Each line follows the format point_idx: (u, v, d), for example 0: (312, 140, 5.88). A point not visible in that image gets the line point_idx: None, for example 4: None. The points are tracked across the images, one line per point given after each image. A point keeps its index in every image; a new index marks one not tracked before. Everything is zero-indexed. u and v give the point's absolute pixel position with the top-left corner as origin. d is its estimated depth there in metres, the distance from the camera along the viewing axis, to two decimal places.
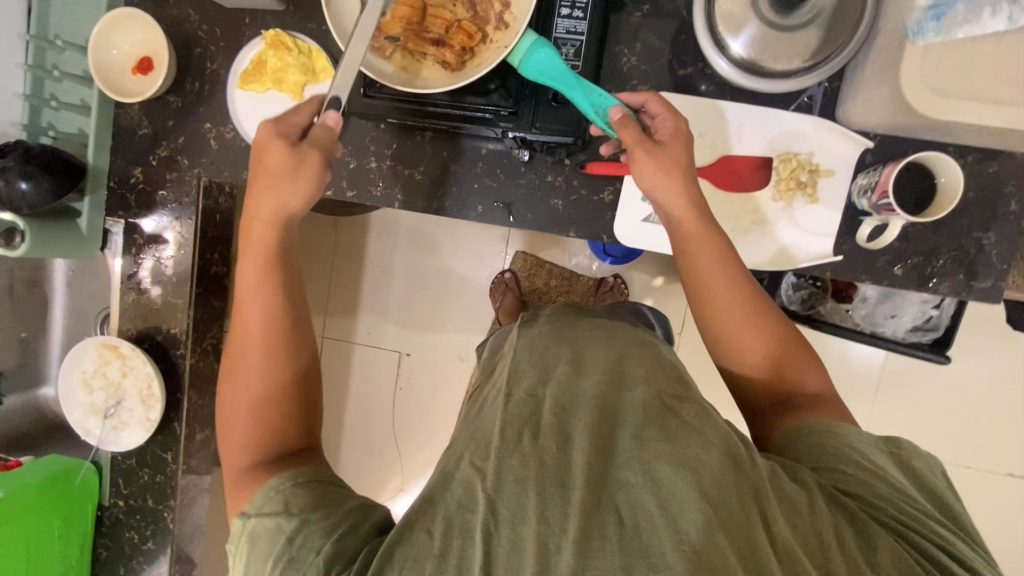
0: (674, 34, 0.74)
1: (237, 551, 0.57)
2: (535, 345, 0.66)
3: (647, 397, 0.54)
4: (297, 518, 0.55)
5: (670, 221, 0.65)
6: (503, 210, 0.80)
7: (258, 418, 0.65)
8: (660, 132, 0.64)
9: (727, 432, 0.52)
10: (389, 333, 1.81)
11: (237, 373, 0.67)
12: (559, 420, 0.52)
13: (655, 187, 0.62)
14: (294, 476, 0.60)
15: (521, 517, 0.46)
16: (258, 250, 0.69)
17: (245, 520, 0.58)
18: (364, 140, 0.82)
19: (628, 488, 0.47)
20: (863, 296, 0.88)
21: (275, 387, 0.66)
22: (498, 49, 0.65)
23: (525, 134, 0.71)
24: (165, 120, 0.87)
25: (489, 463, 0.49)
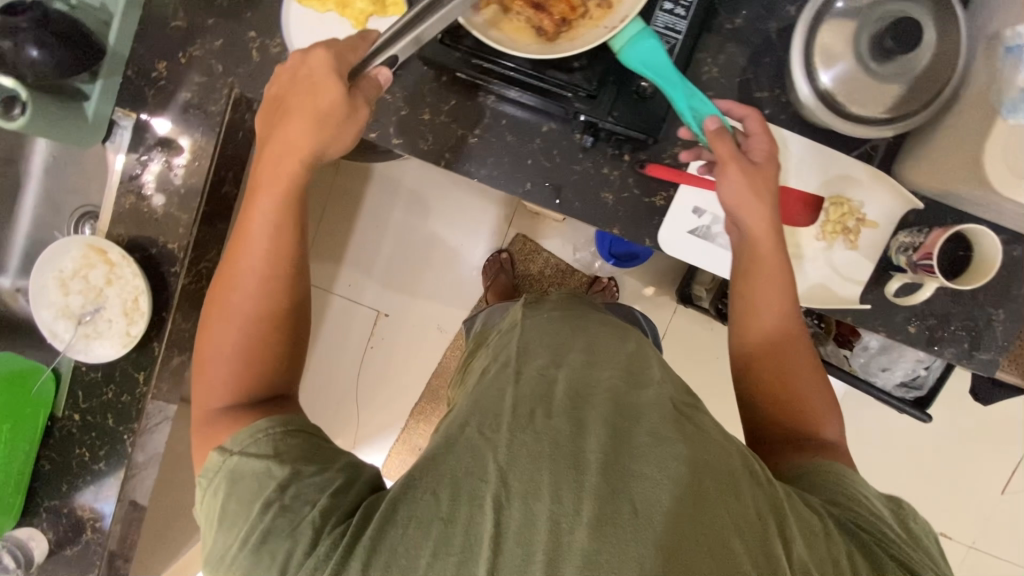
0: (759, 55, 0.74)
1: (217, 487, 0.57)
2: (547, 331, 0.71)
3: (661, 399, 0.57)
4: (288, 467, 0.56)
5: (744, 241, 0.67)
6: (551, 192, 0.78)
7: (244, 361, 0.65)
8: (754, 152, 0.65)
9: (739, 444, 0.56)
10: (370, 288, 1.76)
11: (225, 310, 0.66)
12: (571, 407, 0.55)
13: (740, 202, 0.64)
14: (282, 422, 0.61)
15: (533, 493, 0.48)
16: (276, 185, 0.66)
17: (232, 457, 0.58)
18: (422, 89, 0.78)
19: (642, 479, 0.48)
20: (864, 344, 0.91)
21: (260, 334, 0.65)
22: (596, 28, 0.63)
23: (599, 121, 0.69)
24: (205, 17, 0.80)
25: (501, 439, 0.52)
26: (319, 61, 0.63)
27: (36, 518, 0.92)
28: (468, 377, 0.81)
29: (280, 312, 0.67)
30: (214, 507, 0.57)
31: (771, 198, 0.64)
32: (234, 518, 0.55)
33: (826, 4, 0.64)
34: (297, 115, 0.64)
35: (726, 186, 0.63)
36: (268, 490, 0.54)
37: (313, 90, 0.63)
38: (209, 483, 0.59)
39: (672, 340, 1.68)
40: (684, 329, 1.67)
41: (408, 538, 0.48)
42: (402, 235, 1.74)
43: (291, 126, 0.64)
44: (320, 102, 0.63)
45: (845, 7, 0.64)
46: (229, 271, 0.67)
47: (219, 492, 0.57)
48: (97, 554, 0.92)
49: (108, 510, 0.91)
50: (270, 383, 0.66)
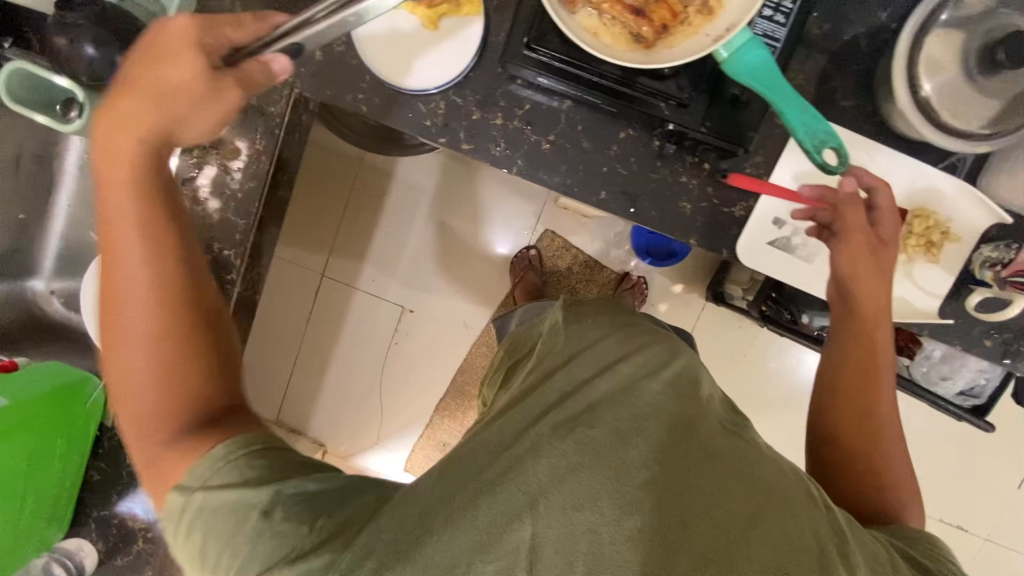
0: (848, 63, 0.72)
1: (189, 525, 0.52)
2: (590, 330, 0.70)
3: (710, 415, 0.61)
4: (265, 492, 0.52)
5: (848, 309, 0.68)
6: (627, 201, 0.76)
7: (166, 387, 0.56)
8: (884, 227, 0.68)
9: (790, 463, 0.61)
10: (394, 284, 1.73)
11: (126, 338, 0.57)
12: (617, 416, 0.56)
13: (853, 272, 0.66)
14: (245, 441, 0.55)
15: (575, 505, 0.51)
16: (127, 182, 0.58)
17: (196, 492, 0.52)
18: (495, 93, 0.75)
19: (691, 494, 0.52)
20: (926, 353, 0.90)
21: (172, 351, 0.57)
22: (696, 36, 0.60)
23: (690, 130, 0.67)
24: (266, 13, 0.76)
25: (542, 452, 0.54)
26: (178, 30, 0.56)
27: (85, 528, 0.88)
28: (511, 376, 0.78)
29: (184, 318, 0.58)
30: (190, 543, 0.53)
31: (884, 278, 0.67)
32: (219, 552, 0.52)
33: (934, 13, 0.63)
34: (147, 100, 0.56)
35: (846, 252, 0.66)
36: (251, 520, 0.51)
37: (171, 67, 0.56)
38: (176, 522, 0.53)
39: (701, 338, 1.68)
40: (712, 327, 1.67)
41: (444, 549, 0.49)
42: (427, 230, 1.71)
43: (129, 100, 0.56)
44: (181, 79, 0.56)
45: (950, 18, 0.63)
46: (111, 294, 0.58)
47: (190, 530, 0.53)
48: (149, 565, 0.89)
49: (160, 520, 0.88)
50: (211, 397, 0.58)
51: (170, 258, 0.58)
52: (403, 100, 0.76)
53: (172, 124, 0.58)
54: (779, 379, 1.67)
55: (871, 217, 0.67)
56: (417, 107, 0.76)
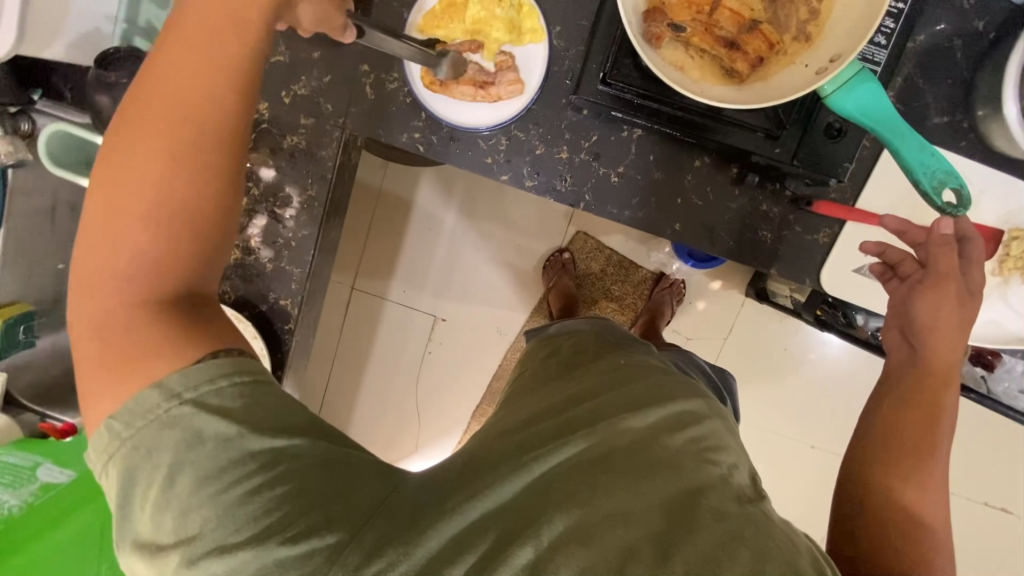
0: (940, 76, 0.67)
1: (149, 447, 0.41)
2: (614, 366, 0.67)
3: (728, 479, 0.54)
4: (265, 446, 0.43)
5: (917, 362, 0.58)
6: (702, 232, 0.72)
7: (151, 238, 0.42)
8: (974, 278, 0.57)
9: (810, 545, 0.51)
10: (425, 295, 1.70)
11: (122, 151, 0.42)
12: (633, 461, 0.53)
13: (934, 318, 0.57)
14: (251, 368, 0.45)
15: (577, 547, 0.45)
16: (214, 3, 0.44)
17: (186, 405, 0.42)
18: (559, 125, 0.70)
19: (694, 553, 0.45)
20: (1009, 367, 0.86)
21: (169, 193, 0.42)
22: (793, 66, 0.56)
23: (779, 163, 0.62)
24: (311, 51, 0.70)
25: (558, 480, 0.50)
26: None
27: None
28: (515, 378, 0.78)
29: (202, 173, 0.43)
30: (146, 474, 0.42)
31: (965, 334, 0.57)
32: (187, 501, 0.41)
33: None
34: None
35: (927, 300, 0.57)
36: (243, 464, 0.42)
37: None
38: (125, 436, 0.42)
39: (741, 334, 1.65)
40: (751, 322, 1.63)
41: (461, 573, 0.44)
42: (455, 237, 1.66)
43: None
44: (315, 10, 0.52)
45: None
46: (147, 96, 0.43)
47: (154, 452, 0.41)
48: None
49: None
50: (181, 278, 0.44)
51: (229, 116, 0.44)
52: (463, 137, 0.72)
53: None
54: (820, 371, 1.64)
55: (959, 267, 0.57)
56: (477, 144, 0.72)
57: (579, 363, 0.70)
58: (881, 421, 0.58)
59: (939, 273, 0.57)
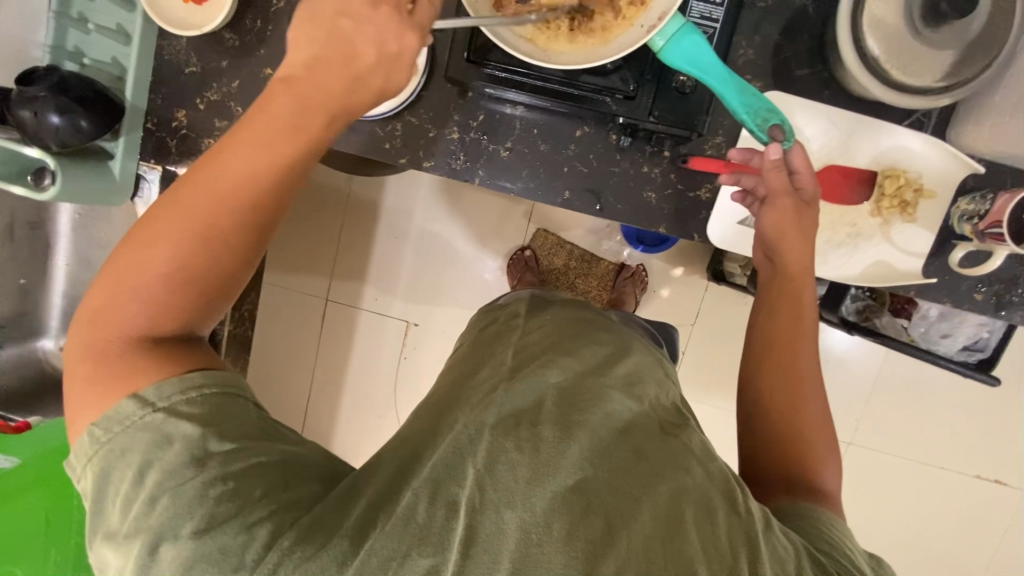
0: (795, 30, 0.71)
1: (123, 448, 0.47)
2: (543, 330, 0.70)
3: (648, 416, 0.58)
4: (226, 444, 0.49)
5: (778, 272, 0.67)
6: (591, 197, 0.76)
7: (172, 286, 0.51)
8: (807, 191, 0.65)
9: (722, 468, 0.55)
10: (397, 301, 1.75)
11: (177, 215, 0.51)
12: (558, 413, 0.52)
13: (780, 233, 0.65)
14: (218, 379, 0.52)
15: (507, 501, 0.45)
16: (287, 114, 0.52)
17: (159, 412, 0.48)
18: (447, 108, 0.76)
19: (618, 492, 0.47)
20: (923, 313, 0.89)
21: (193, 261, 0.51)
22: (631, 28, 0.60)
23: (639, 122, 0.67)
24: (218, 60, 0.78)
25: (482, 441, 0.49)
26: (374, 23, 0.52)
27: None
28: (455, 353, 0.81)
29: (235, 240, 0.52)
30: (120, 473, 0.48)
31: (810, 243, 0.66)
32: (154, 494, 0.46)
33: None
34: (329, 67, 0.52)
35: (772, 215, 0.65)
36: (207, 463, 0.47)
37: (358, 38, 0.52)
38: (107, 439, 0.48)
39: (707, 318, 1.65)
40: (716, 306, 1.64)
41: (388, 538, 0.44)
42: (420, 242, 1.72)
43: (327, 64, 0.52)
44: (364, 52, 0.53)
45: None
46: (212, 165, 0.52)
47: (128, 453, 0.47)
48: None
49: None
50: (185, 323, 0.52)
51: (262, 198, 0.53)
52: (362, 127, 0.77)
53: (345, 97, 0.53)
54: None
55: (791, 181, 0.65)
56: (375, 132, 0.77)
57: (510, 335, 0.72)
58: (758, 332, 0.67)
59: (773, 189, 0.65)
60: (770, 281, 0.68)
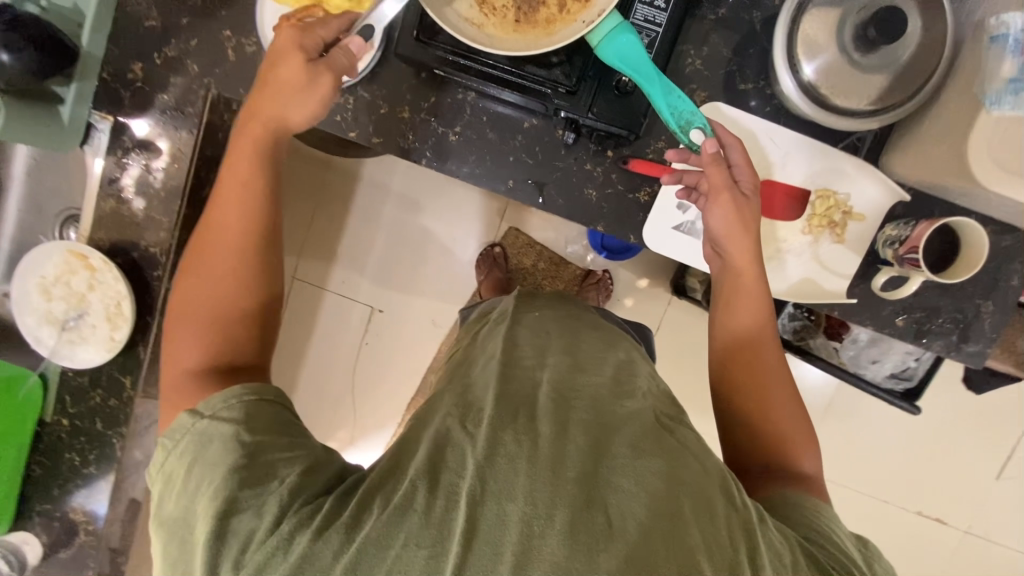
0: (742, 45, 0.73)
1: (180, 451, 0.54)
2: (540, 330, 0.73)
3: (645, 411, 0.59)
4: (255, 439, 0.53)
5: (727, 267, 0.68)
6: (534, 189, 0.77)
7: (214, 324, 0.62)
8: (744, 182, 0.65)
9: (719, 463, 0.56)
10: (364, 284, 1.74)
11: (202, 268, 0.64)
12: (555, 411, 0.55)
13: (727, 231, 0.65)
14: (257, 390, 0.57)
15: (507, 494, 0.48)
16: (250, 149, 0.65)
17: (202, 420, 0.54)
18: (400, 87, 0.77)
19: (620, 489, 0.48)
20: (854, 337, 0.90)
21: (221, 299, 0.63)
22: (574, 23, 0.62)
23: (579, 117, 0.68)
24: (178, 17, 0.78)
25: (481, 435, 0.52)
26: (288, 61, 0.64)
27: (30, 523, 0.93)
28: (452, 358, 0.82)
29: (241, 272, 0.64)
30: (174, 472, 0.53)
31: (754, 232, 0.65)
32: (195, 486, 0.51)
33: None
34: (264, 100, 0.65)
35: (718, 213, 0.64)
36: (235, 457, 0.51)
37: (284, 60, 0.64)
38: (169, 447, 0.54)
39: (668, 331, 1.67)
40: (677, 321, 1.66)
41: (382, 527, 0.47)
42: (393, 229, 1.72)
43: (260, 97, 0.65)
44: (290, 70, 0.64)
45: None
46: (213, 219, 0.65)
47: (179, 454, 0.54)
48: (92, 557, 0.94)
49: (103, 512, 0.92)
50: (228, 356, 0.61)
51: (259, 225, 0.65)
52: None
53: (281, 112, 0.65)
54: None
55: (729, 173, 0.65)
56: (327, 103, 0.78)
57: (500, 332, 0.74)
58: (719, 326, 0.69)
59: (714, 187, 0.64)
60: (721, 284, 0.68)
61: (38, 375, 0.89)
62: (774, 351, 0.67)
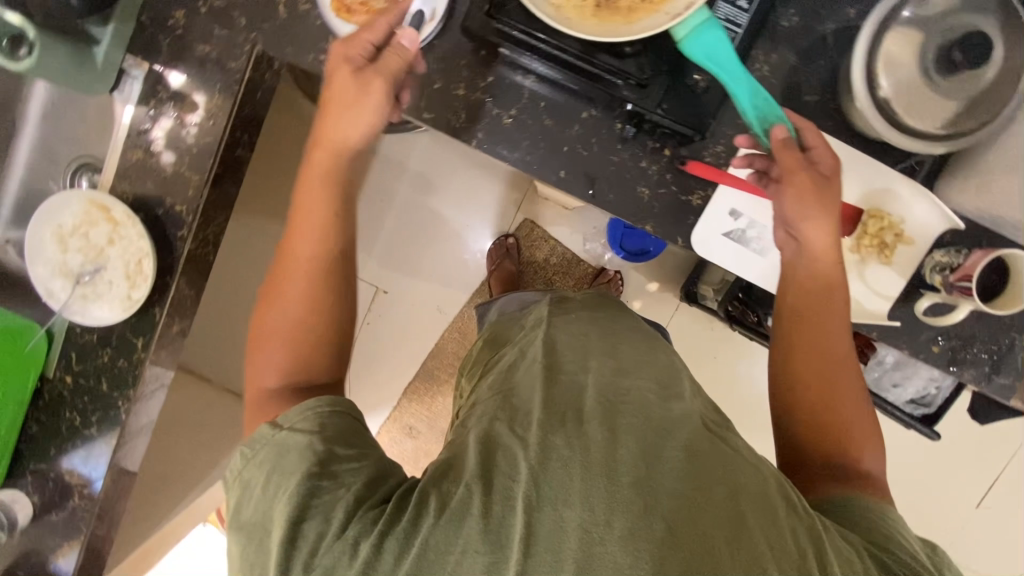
0: (812, 56, 0.72)
1: (260, 460, 0.55)
2: (580, 332, 0.72)
3: (693, 415, 0.58)
4: (329, 447, 0.54)
5: (802, 254, 0.66)
6: (585, 181, 0.75)
7: (295, 350, 0.63)
8: (823, 164, 0.63)
9: (771, 467, 0.56)
10: (371, 263, 1.66)
11: (280, 295, 0.65)
12: (604, 416, 0.55)
13: (804, 214, 0.63)
14: (331, 402, 0.59)
15: (563, 499, 0.47)
16: (320, 176, 0.66)
17: (281, 431, 0.56)
18: (458, 62, 0.74)
19: (679, 496, 0.48)
20: (880, 358, 0.91)
21: (298, 326, 0.64)
22: (656, 13, 0.60)
23: (648, 112, 0.66)
24: None
25: (532, 440, 0.52)
26: (342, 80, 0.64)
27: (23, 480, 0.90)
28: (492, 367, 0.78)
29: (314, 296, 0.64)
30: (252, 481, 0.55)
31: (834, 214, 0.63)
32: (269, 495, 0.53)
33: (894, 10, 0.62)
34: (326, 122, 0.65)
35: (791, 194, 0.63)
36: (309, 464, 0.53)
37: (336, 77, 0.64)
38: (247, 456, 0.57)
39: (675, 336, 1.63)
40: (686, 329, 1.62)
41: (441, 534, 0.48)
42: (405, 209, 1.65)
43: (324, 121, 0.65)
44: (342, 86, 0.64)
45: (911, 16, 0.62)
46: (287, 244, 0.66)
47: (256, 464, 0.55)
48: (83, 522, 0.90)
49: (98, 476, 0.88)
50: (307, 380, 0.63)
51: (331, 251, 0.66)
52: None
53: (340, 134, 0.65)
54: (749, 385, 1.62)
55: (806, 157, 0.63)
56: None
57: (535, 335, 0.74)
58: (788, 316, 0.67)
59: (787, 168, 0.63)
60: (795, 266, 0.66)
61: (43, 330, 0.85)
62: (837, 357, 0.65)
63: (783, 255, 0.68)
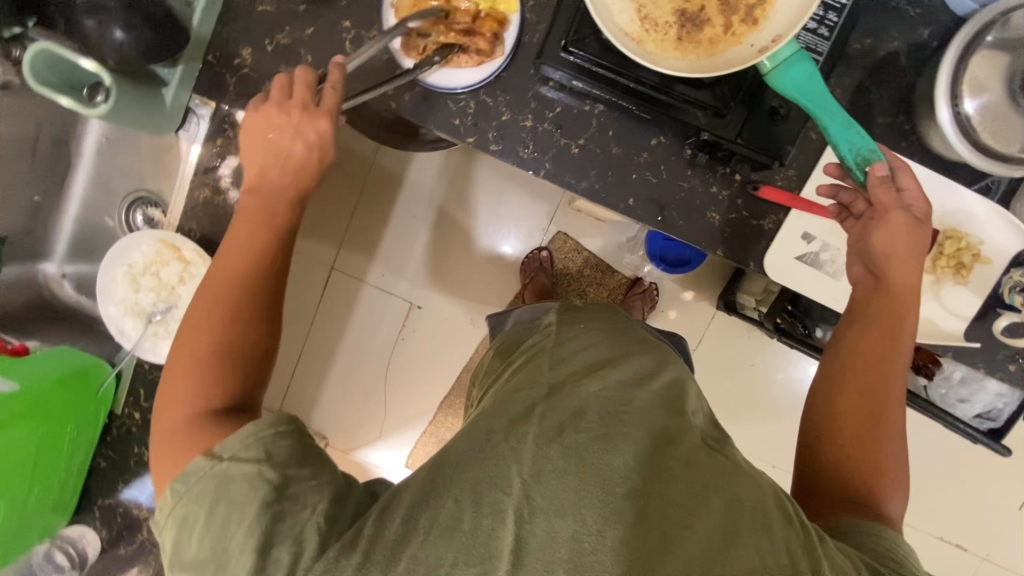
0: (885, 79, 0.71)
1: (198, 494, 0.47)
2: (586, 334, 0.68)
3: (694, 430, 0.56)
4: (282, 473, 0.48)
5: (880, 289, 0.65)
6: (654, 209, 0.75)
7: (207, 384, 0.57)
8: (917, 205, 0.63)
9: (770, 480, 0.55)
10: (402, 283, 1.59)
11: (204, 317, 0.60)
12: (601, 423, 0.52)
13: (891, 251, 0.63)
14: (272, 421, 0.51)
15: (558, 510, 0.46)
16: (273, 205, 0.66)
17: (223, 461, 0.48)
18: (526, 94, 0.74)
19: (671, 507, 0.47)
20: (945, 374, 0.92)
21: (222, 357, 0.59)
22: (740, 46, 0.61)
23: (728, 142, 0.67)
24: (296, 3, 0.75)
25: (527, 450, 0.49)
26: (305, 123, 0.65)
27: (88, 515, 0.89)
28: (500, 377, 0.70)
29: (244, 323, 0.61)
30: (192, 516, 0.47)
31: (920, 260, 0.63)
32: (219, 528, 0.46)
33: (980, 34, 0.63)
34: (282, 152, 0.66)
35: (883, 231, 0.63)
36: (263, 494, 0.46)
37: (294, 123, 0.65)
38: (179, 493, 0.48)
39: (708, 346, 1.59)
40: (721, 335, 1.58)
41: (431, 548, 0.45)
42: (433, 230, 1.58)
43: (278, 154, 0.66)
44: (302, 133, 0.65)
45: (995, 40, 0.63)
46: (225, 261, 0.64)
47: (197, 497, 0.47)
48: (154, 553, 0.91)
49: None
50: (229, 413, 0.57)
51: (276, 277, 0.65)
52: (433, 98, 0.74)
53: (304, 166, 0.67)
54: (788, 391, 1.58)
55: (900, 198, 0.63)
56: (447, 106, 0.74)
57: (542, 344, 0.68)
58: (845, 344, 0.65)
59: (882, 207, 0.63)
60: (865, 300, 0.66)
61: (114, 370, 0.87)
62: (882, 373, 0.63)
63: (858, 291, 0.67)
